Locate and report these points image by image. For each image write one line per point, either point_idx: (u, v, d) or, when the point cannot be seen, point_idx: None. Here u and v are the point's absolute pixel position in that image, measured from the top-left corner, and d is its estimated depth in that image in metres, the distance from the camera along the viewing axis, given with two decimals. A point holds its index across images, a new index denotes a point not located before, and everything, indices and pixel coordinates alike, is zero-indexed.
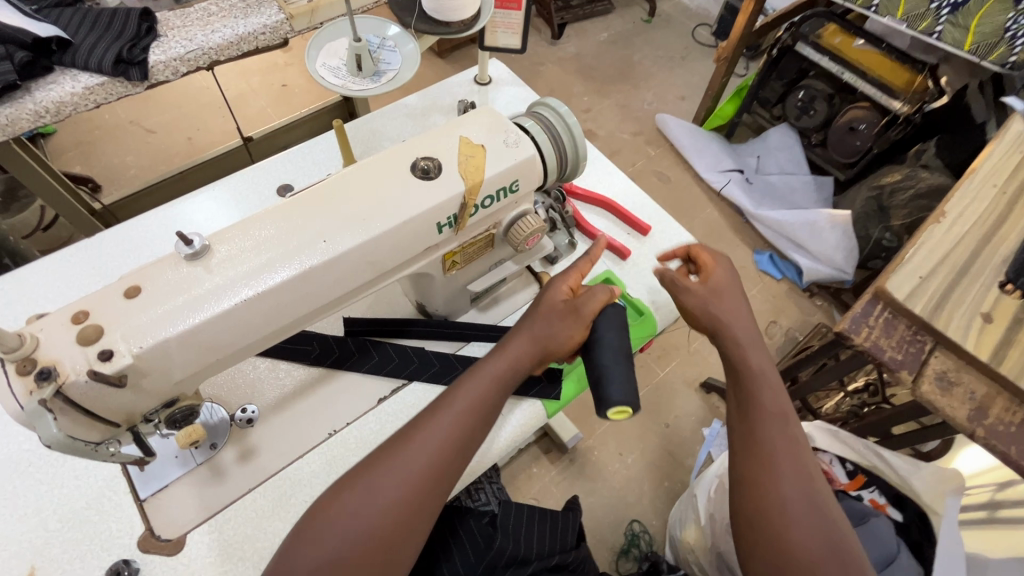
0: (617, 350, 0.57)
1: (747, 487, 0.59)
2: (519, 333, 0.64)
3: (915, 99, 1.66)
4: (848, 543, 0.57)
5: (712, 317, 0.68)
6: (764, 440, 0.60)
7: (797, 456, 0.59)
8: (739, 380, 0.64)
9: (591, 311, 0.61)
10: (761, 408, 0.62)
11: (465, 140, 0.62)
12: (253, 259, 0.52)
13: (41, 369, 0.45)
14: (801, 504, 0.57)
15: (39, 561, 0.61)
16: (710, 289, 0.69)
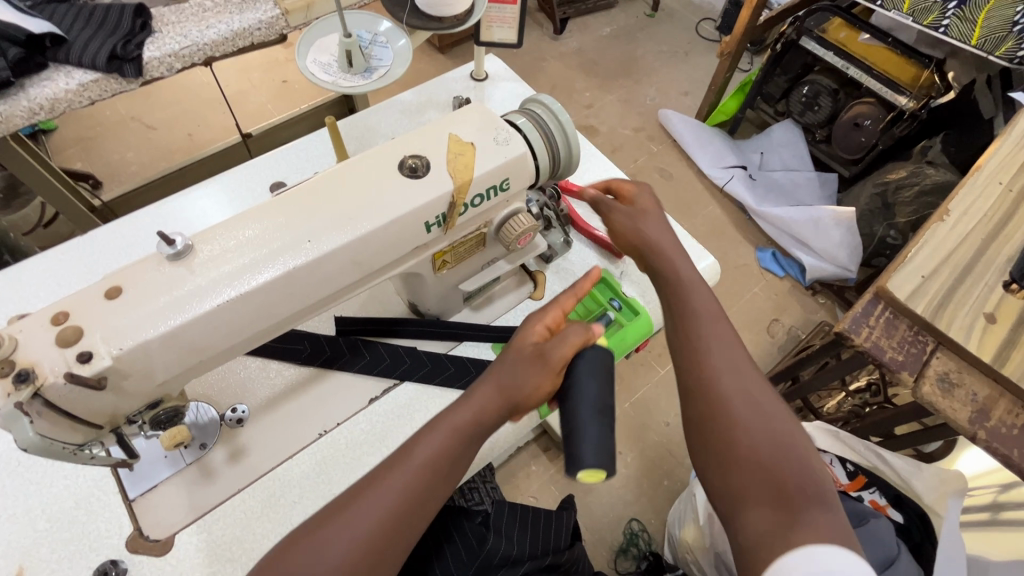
0: (593, 405, 0.50)
1: (689, 393, 0.54)
2: (486, 376, 0.57)
3: (921, 95, 1.63)
4: (801, 440, 0.51)
5: (635, 232, 0.67)
6: (697, 341, 0.56)
7: (735, 355, 0.55)
8: (669, 289, 0.62)
9: (564, 358, 0.55)
10: (692, 311, 0.59)
11: (454, 138, 0.61)
12: (237, 259, 0.51)
13: (19, 372, 0.44)
14: (742, 400, 0.52)
15: (27, 561, 0.61)
16: (631, 207, 0.69)
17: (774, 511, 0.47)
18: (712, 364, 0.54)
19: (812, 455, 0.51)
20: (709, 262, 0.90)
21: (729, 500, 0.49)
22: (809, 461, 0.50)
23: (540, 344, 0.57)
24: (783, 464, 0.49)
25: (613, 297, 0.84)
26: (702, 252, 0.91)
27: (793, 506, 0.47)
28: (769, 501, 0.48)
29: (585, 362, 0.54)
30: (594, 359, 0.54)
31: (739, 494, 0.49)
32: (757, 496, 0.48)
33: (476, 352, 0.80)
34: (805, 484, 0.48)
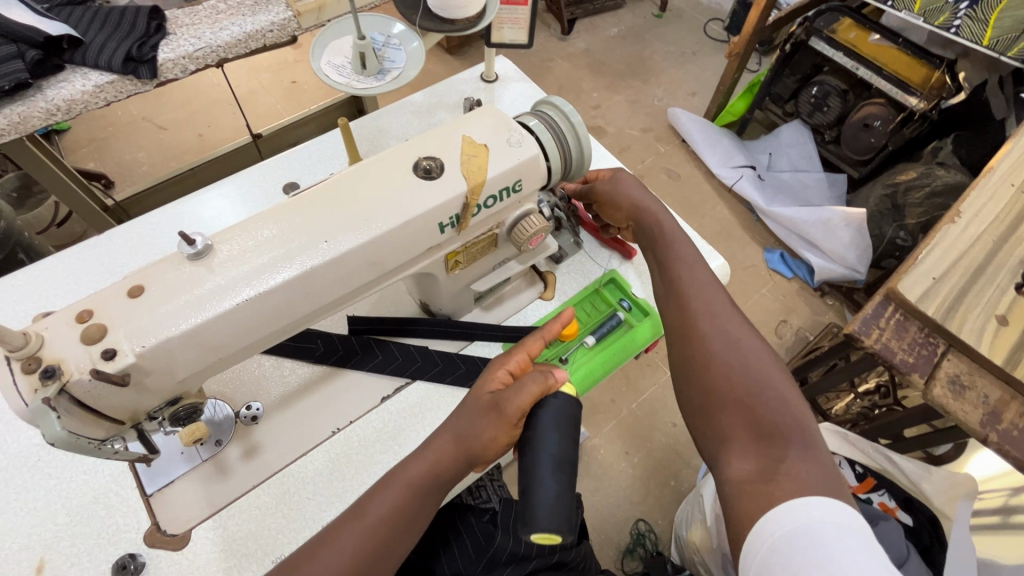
0: (553, 461, 0.51)
1: (679, 346, 0.60)
2: (449, 422, 0.59)
3: (932, 95, 1.61)
4: (786, 387, 0.55)
5: (630, 202, 0.74)
6: (684, 300, 0.62)
7: (721, 311, 0.61)
8: (661, 257, 0.68)
9: (518, 410, 0.54)
10: (681, 273, 0.65)
11: (468, 139, 0.62)
12: (255, 259, 0.52)
13: (46, 368, 0.45)
14: (726, 349, 0.57)
15: (48, 555, 0.62)
16: (615, 176, 0.76)
17: (756, 449, 0.51)
18: (699, 318, 0.60)
19: (797, 399, 0.54)
20: (719, 263, 0.90)
21: (716, 442, 0.53)
22: (792, 404, 0.53)
23: (496, 394, 0.56)
24: (765, 405, 0.53)
25: (623, 297, 0.85)
26: (712, 253, 0.91)
27: (773, 443, 0.50)
28: (751, 438, 0.51)
29: (539, 417, 0.54)
30: (550, 414, 0.53)
31: (723, 433, 0.53)
32: (739, 436, 0.52)
33: (487, 351, 0.80)
34: (786, 424, 0.51)
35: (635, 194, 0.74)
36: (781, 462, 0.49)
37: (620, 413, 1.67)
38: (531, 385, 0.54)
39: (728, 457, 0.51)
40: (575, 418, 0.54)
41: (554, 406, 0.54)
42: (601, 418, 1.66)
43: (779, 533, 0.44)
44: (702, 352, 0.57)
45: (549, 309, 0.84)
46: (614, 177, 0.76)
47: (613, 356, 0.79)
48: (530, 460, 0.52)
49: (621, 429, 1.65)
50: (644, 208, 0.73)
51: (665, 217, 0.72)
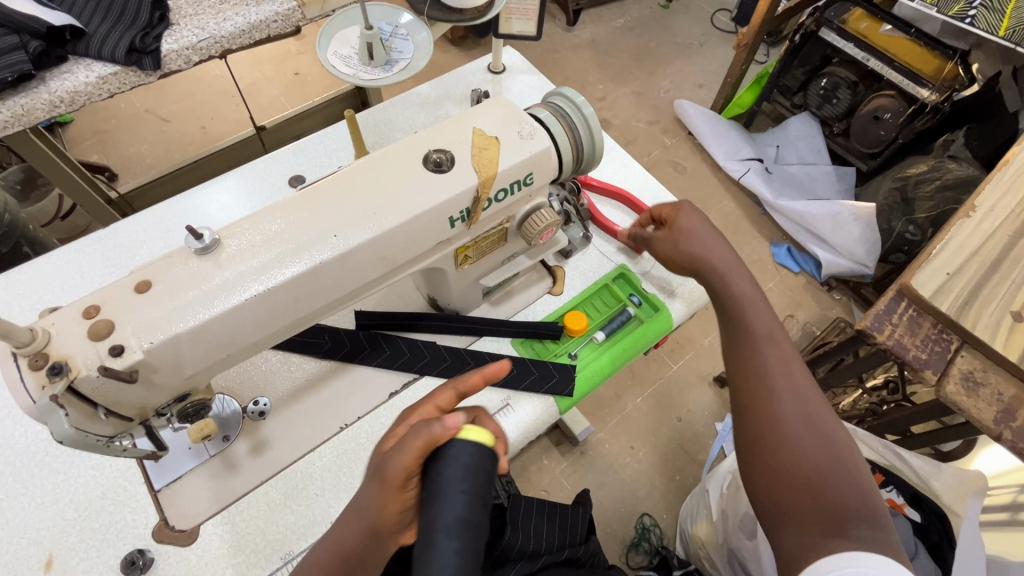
0: (453, 522, 0.36)
1: (745, 412, 0.55)
2: (354, 507, 0.45)
3: (945, 87, 1.60)
4: (859, 468, 0.51)
5: (686, 254, 0.66)
6: (754, 359, 0.56)
7: (797, 379, 0.55)
8: (727, 307, 0.61)
9: (402, 472, 0.41)
10: (752, 330, 0.58)
11: (479, 132, 0.61)
12: (264, 254, 0.51)
13: (53, 365, 0.44)
14: (803, 422, 0.52)
15: (57, 550, 0.62)
16: (676, 232, 0.67)
17: (824, 533, 0.48)
18: (773, 381, 0.54)
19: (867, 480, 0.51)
20: None
21: (776, 517, 0.51)
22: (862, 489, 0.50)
23: (379, 456, 0.44)
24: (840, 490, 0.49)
25: (634, 292, 0.84)
26: None
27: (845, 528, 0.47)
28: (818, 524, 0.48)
29: (433, 473, 0.39)
30: (454, 464, 0.38)
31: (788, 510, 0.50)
32: (804, 516, 0.49)
33: (496, 347, 0.79)
34: (859, 510, 0.49)
35: (693, 248, 0.65)
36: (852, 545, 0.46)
37: (625, 408, 1.66)
38: (412, 442, 0.40)
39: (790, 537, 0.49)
40: (492, 471, 0.39)
41: (458, 457, 0.39)
42: (607, 413, 1.66)
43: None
44: (777, 420, 0.52)
45: (557, 304, 0.83)
46: (678, 234, 0.67)
47: (622, 352, 0.78)
48: (425, 527, 0.37)
49: (626, 424, 1.64)
50: (706, 265, 0.64)
51: (728, 268, 0.63)
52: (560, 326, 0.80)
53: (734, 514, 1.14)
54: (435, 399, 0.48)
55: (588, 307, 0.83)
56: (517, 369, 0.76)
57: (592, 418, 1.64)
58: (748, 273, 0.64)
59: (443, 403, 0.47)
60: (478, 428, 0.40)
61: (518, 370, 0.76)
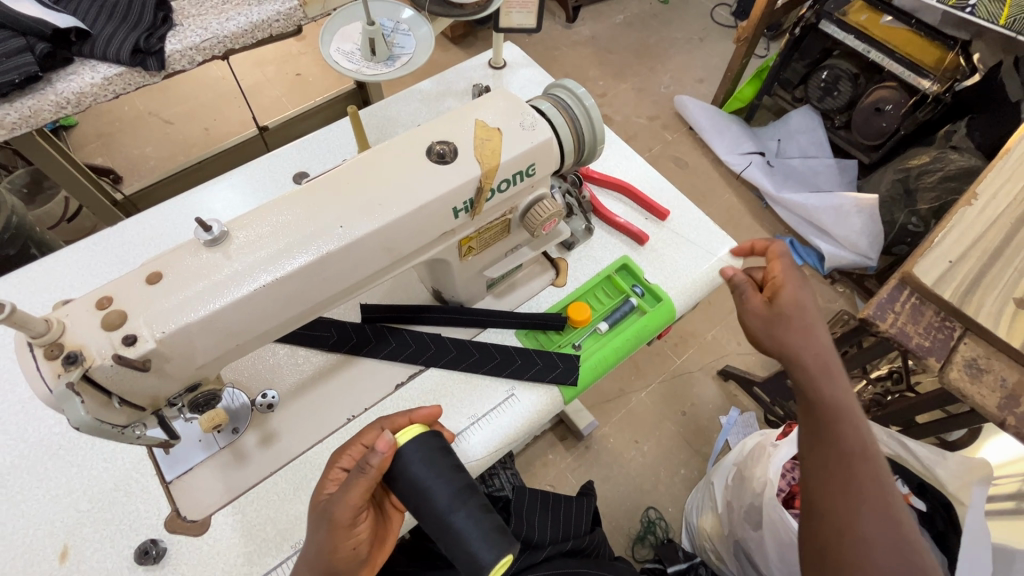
0: (449, 495, 0.50)
1: (819, 518, 0.60)
2: (310, 555, 0.54)
3: (946, 78, 1.58)
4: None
5: (774, 342, 0.65)
6: (842, 480, 0.59)
7: (880, 502, 0.58)
8: (819, 411, 0.62)
9: (350, 509, 0.52)
10: (846, 446, 0.60)
11: (480, 123, 0.61)
12: (272, 245, 0.52)
13: (68, 353, 0.45)
14: (886, 547, 0.56)
15: (72, 540, 0.64)
16: (772, 312, 0.65)
17: None
18: (853, 502, 0.58)
19: None
20: (733, 248, 0.89)
21: None
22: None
23: (328, 502, 0.53)
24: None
25: (636, 283, 0.85)
26: (725, 238, 0.90)
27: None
28: None
29: (401, 485, 0.52)
30: (415, 460, 0.52)
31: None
32: None
33: (500, 338, 0.80)
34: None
35: (786, 339, 0.64)
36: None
37: (629, 402, 1.67)
38: (359, 481, 0.51)
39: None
40: (442, 446, 0.54)
41: (411, 457, 0.52)
42: (611, 407, 1.66)
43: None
44: (855, 544, 0.57)
45: (561, 295, 0.84)
46: (777, 313, 0.65)
47: (624, 343, 0.79)
48: (438, 523, 0.50)
49: (631, 419, 1.64)
50: (798, 362, 0.63)
51: (823, 371, 0.63)
52: (563, 317, 0.80)
53: (739, 506, 1.14)
54: (361, 438, 0.58)
55: (591, 298, 0.84)
56: (521, 360, 0.77)
57: (597, 413, 1.65)
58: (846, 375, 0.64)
59: (367, 441, 0.57)
60: (409, 427, 0.54)
61: (522, 360, 0.77)
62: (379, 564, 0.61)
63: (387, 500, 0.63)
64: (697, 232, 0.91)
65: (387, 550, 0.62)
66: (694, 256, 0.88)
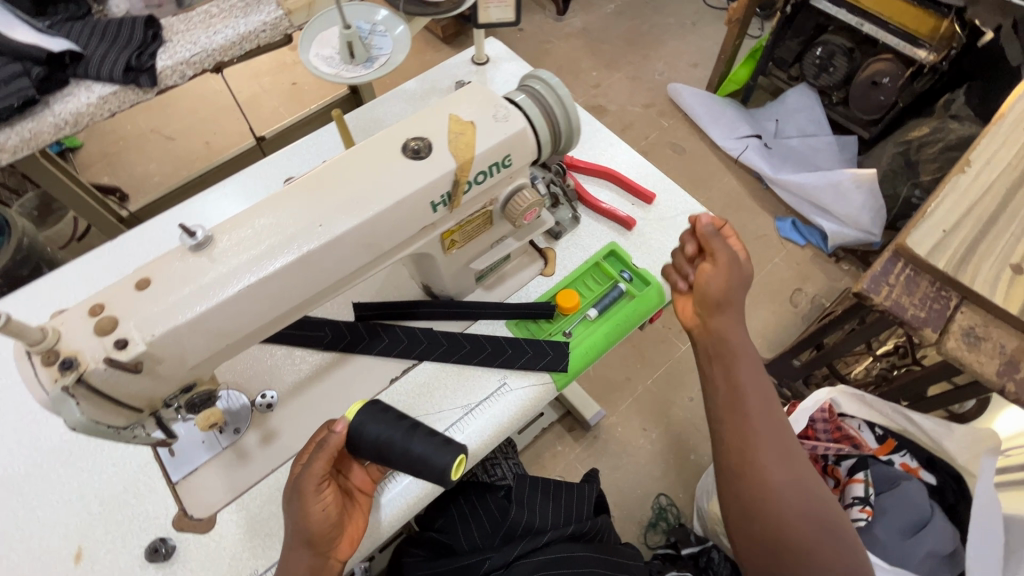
0: (398, 432, 0.54)
1: (740, 475, 0.67)
2: (292, 530, 0.58)
3: (942, 46, 1.56)
4: (825, 513, 0.67)
5: (715, 303, 0.71)
6: (754, 443, 0.67)
7: (784, 450, 0.68)
8: (729, 375, 0.70)
9: (315, 477, 0.57)
10: (753, 404, 0.69)
11: (455, 118, 0.62)
12: (257, 246, 0.54)
13: (63, 360, 0.47)
14: (792, 484, 0.66)
15: (85, 542, 0.66)
16: (717, 264, 0.71)
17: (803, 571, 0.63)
18: (766, 458, 0.66)
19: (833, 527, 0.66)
20: None
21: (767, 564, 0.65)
22: (841, 537, 0.66)
23: (296, 477, 0.58)
24: (820, 541, 0.64)
25: (624, 268, 0.85)
26: None
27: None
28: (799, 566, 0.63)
29: (362, 447, 0.55)
30: (362, 420, 0.55)
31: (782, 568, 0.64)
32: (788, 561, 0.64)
33: (491, 329, 0.82)
34: (834, 557, 0.64)
35: (725, 302, 0.71)
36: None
37: (636, 390, 1.67)
38: (319, 452, 0.57)
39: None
40: (382, 405, 0.57)
41: (360, 424, 0.55)
42: (618, 396, 1.67)
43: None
44: (772, 495, 0.65)
45: (550, 285, 0.85)
46: (730, 266, 0.71)
47: (613, 328, 0.80)
48: (403, 459, 0.53)
49: (638, 407, 1.65)
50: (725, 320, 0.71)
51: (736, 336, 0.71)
52: (552, 305, 0.81)
53: None
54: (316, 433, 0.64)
55: (579, 286, 0.85)
56: (511, 349, 0.78)
57: (604, 403, 1.66)
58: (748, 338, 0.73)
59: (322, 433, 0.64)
60: (352, 405, 0.58)
61: (512, 350, 0.78)
62: (357, 538, 0.63)
63: (351, 482, 0.65)
64: (685, 215, 0.91)
65: (360, 526, 0.64)
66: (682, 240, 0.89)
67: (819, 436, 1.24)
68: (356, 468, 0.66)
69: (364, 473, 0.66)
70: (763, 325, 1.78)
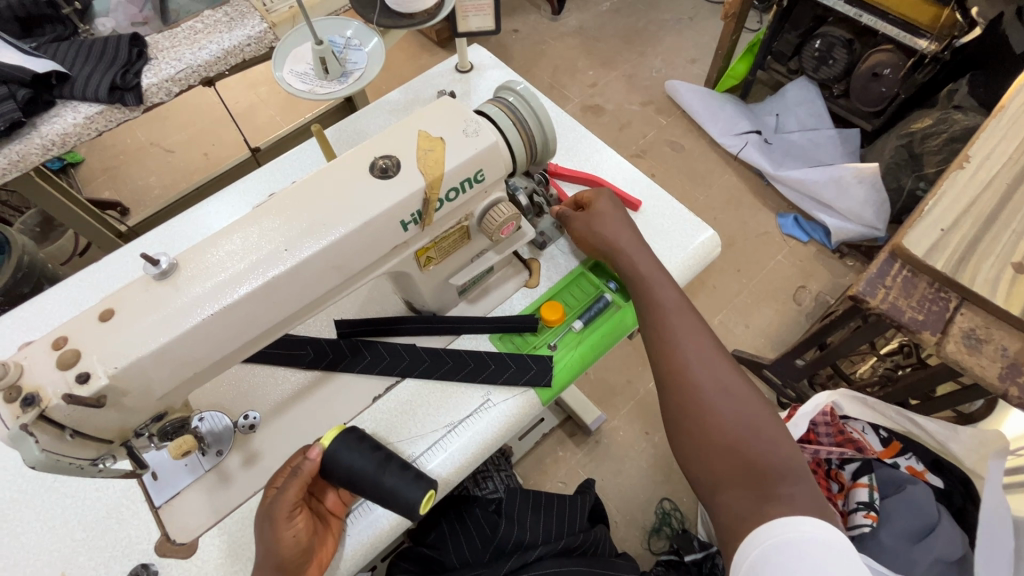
0: (372, 462, 0.61)
1: (668, 389, 0.68)
2: (263, 554, 0.60)
3: (943, 35, 1.51)
4: (763, 421, 0.64)
5: (596, 237, 0.78)
6: (680, 356, 0.68)
7: (712, 362, 0.68)
8: (642, 296, 0.73)
9: (288, 504, 0.60)
10: (668, 315, 0.71)
11: (424, 133, 0.61)
12: (220, 274, 0.53)
13: (26, 396, 0.47)
14: (719, 392, 0.66)
15: (68, 568, 0.66)
16: (593, 214, 0.79)
17: (747, 487, 0.60)
18: (685, 364, 0.68)
19: (782, 441, 0.63)
20: (710, 235, 0.88)
21: (709, 483, 0.63)
22: (784, 446, 0.63)
23: (269, 503, 0.60)
24: (756, 448, 0.62)
25: (609, 278, 0.83)
26: (700, 226, 0.89)
27: (766, 483, 0.60)
28: (741, 481, 0.61)
29: (337, 475, 0.61)
30: (340, 447, 0.61)
31: (718, 478, 0.62)
32: (727, 477, 0.62)
33: (475, 343, 0.80)
34: (771, 464, 0.61)
35: (607, 237, 0.77)
36: (776, 501, 0.58)
37: (637, 394, 1.65)
38: (295, 478, 0.60)
39: (723, 497, 0.62)
40: (358, 435, 0.63)
41: (336, 452, 0.61)
42: (619, 400, 1.65)
43: (754, 553, 0.56)
44: (694, 397, 0.66)
45: (534, 297, 0.84)
46: (597, 214, 0.79)
47: (599, 341, 0.78)
48: (375, 489, 0.60)
49: (639, 411, 1.63)
50: (614, 248, 0.76)
51: (633, 257, 0.75)
52: (536, 317, 0.80)
53: None
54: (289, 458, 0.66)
55: (564, 297, 0.83)
56: (495, 364, 0.77)
57: (604, 407, 1.64)
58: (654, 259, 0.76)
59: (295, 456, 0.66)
60: (329, 432, 0.62)
61: (495, 365, 0.77)
62: (325, 561, 0.64)
63: (324, 506, 0.67)
64: (672, 222, 0.89)
65: (330, 549, 0.65)
66: (669, 246, 0.87)
67: (821, 439, 1.20)
68: (328, 491, 0.68)
69: (336, 496, 0.68)
70: (765, 324, 1.75)
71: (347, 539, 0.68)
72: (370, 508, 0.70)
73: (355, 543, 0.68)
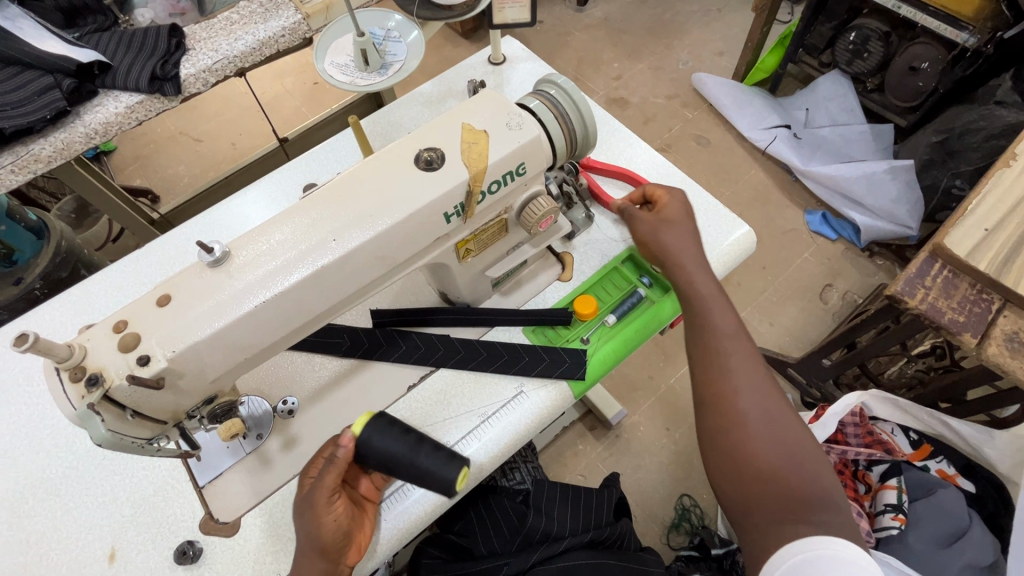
0: (402, 443, 0.60)
1: (710, 408, 0.65)
2: (304, 539, 0.62)
3: (986, 29, 1.45)
4: (806, 450, 0.62)
5: (655, 242, 0.74)
6: (727, 375, 0.65)
7: (760, 385, 0.65)
8: (693, 308, 0.70)
9: (326, 493, 0.61)
10: (719, 333, 0.68)
11: (468, 126, 0.61)
12: (271, 263, 0.54)
13: (90, 376, 0.50)
14: (764, 417, 0.63)
15: (118, 543, 0.69)
16: (660, 220, 0.74)
17: (785, 514, 0.59)
18: (734, 383, 0.64)
19: (821, 469, 0.62)
20: (744, 231, 0.87)
21: (740, 506, 0.62)
22: (824, 477, 0.61)
23: (308, 492, 0.62)
24: (797, 476, 0.60)
25: (643, 273, 0.83)
26: (736, 222, 0.88)
27: (802, 513, 0.58)
28: (777, 509, 0.59)
29: (372, 456, 0.61)
30: (370, 430, 0.60)
31: (752, 503, 0.61)
32: (764, 502, 0.60)
33: (508, 335, 0.81)
34: (812, 493, 0.59)
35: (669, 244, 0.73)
36: (810, 527, 0.57)
37: (658, 389, 1.65)
38: (330, 467, 0.61)
39: (756, 522, 0.60)
40: (385, 417, 0.62)
41: (370, 437, 0.60)
42: (640, 394, 1.65)
43: (790, 561, 0.56)
44: (739, 419, 0.63)
45: (567, 290, 0.84)
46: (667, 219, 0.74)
47: (633, 335, 0.78)
48: (411, 469, 0.60)
49: (661, 406, 1.62)
50: (670, 255, 0.72)
51: (691, 268, 0.71)
52: (569, 311, 0.80)
53: None
54: (322, 449, 0.67)
55: (597, 291, 0.83)
56: (528, 357, 0.78)
57: (625, 402, 1.64)
58: (711, 271, 0.72)
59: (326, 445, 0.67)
60: (359, 418, 0.62)
61: (529, 357, 0.78)
62: (364, 546, 0.66)
63: (358, 491, 0.68)
64: (705, 217, 0.89)
65: (368, 533, 0.68)
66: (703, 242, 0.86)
67: (850, 440, 1.19)
68: (362, 477, 0.69)
69: (370, 483, 0.69)
70: (791, 322, 1.73)
71: (382, 524, 0.70)
72: (404, 494, 0.72)
73: (391, 528, 0.70)
